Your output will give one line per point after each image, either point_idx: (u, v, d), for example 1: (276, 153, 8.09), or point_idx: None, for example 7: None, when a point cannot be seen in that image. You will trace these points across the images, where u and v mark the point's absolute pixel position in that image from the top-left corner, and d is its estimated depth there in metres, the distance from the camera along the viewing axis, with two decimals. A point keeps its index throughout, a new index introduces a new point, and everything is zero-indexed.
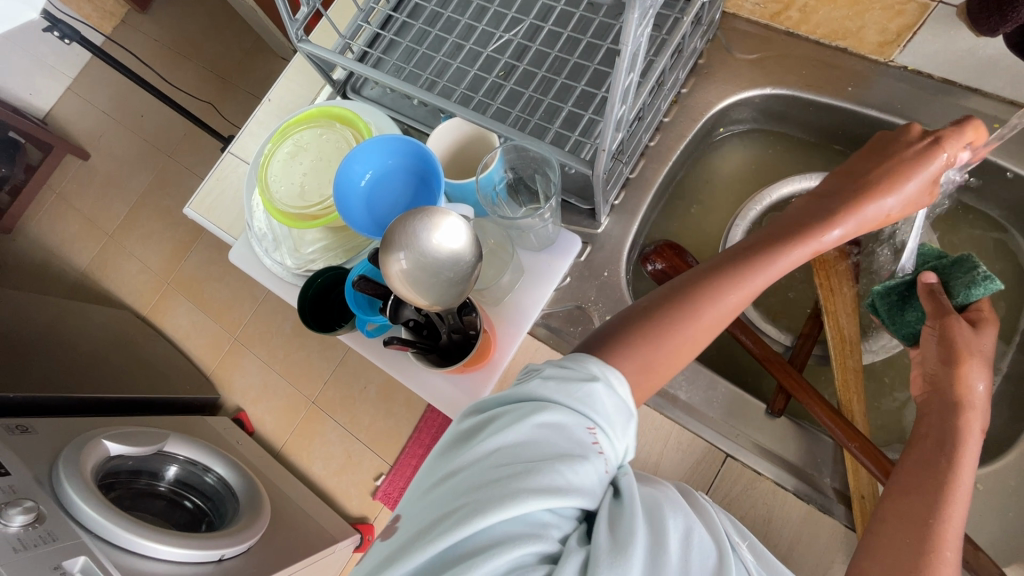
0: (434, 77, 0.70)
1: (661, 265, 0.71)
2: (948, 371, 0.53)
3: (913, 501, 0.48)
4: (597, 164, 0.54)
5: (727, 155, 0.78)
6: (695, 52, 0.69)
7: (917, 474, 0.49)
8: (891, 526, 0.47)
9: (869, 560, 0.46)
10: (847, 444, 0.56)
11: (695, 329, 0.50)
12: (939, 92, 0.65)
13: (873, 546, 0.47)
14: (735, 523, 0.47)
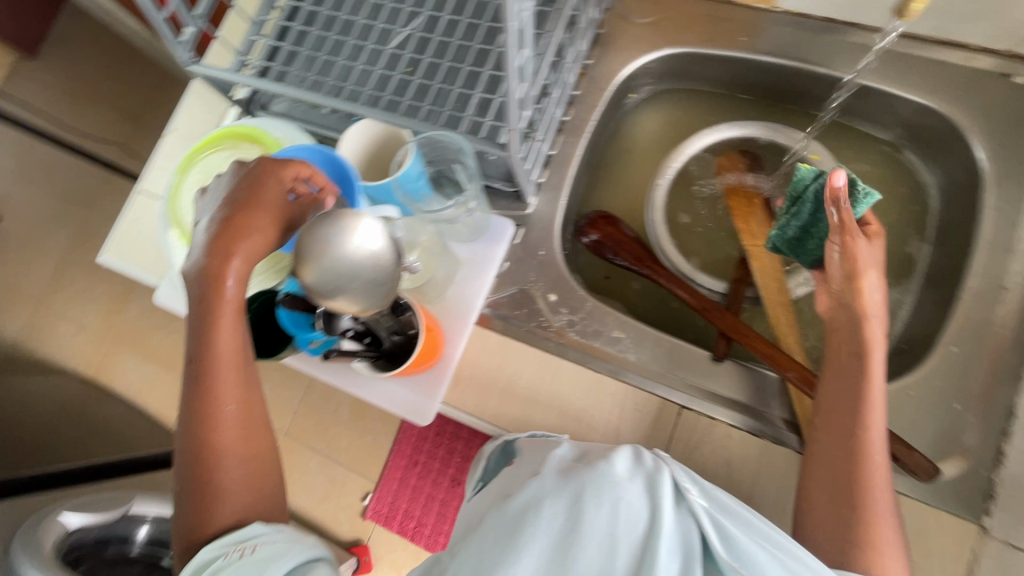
0: (337, 81, 0.68)
1: (596, 236, 0.71)
2: (852, 286, 0.56)
3: (838, 422, 0.53)
4: (509, 144, 0.55)
5: (643, 119, 0.79)
6: (592, 23, 0.70)
7: (837, 394, 0.54)
8: (820, 451, 0.53)
9: (813, 492, 0.52)
10: (785, 373, 0.60)
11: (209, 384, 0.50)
12: (825, 30, 0.68)
13: (810, 475, 0.53)
14: (680, 475, 0.43)
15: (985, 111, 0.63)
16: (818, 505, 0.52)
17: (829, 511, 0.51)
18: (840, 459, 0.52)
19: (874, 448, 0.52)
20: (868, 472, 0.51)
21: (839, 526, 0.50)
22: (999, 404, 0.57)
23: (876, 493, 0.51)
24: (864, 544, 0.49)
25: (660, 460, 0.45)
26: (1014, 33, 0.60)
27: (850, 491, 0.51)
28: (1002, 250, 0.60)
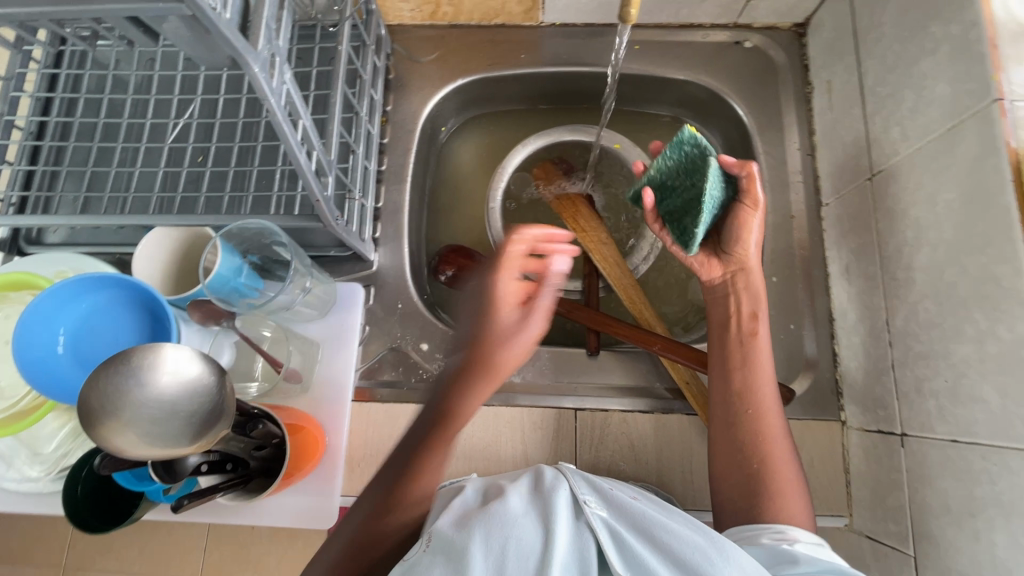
0: (115, 194, 0.60)
1: (452, 271, 0.70)
2: (742, 247, 0.59)
3: (728, 385, 0.57)
4: (320, 214, 0.52)
5: (461, 148, 0.81)
6: (380, 70, 0.70)
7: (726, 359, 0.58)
8: (719, 415, 0.56)
9: (721, 456, 0.56)
10: (651, 348, 0.62)
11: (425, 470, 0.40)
12: (588, 35, 0.74)
13: (716, 439, 0.56)
14: (578, 488, 0.46)
15: (732, 74, 0.73)
16: (725, 465, 0.55)
17: (736, 468, 0.54)
18: (734, 418, 0.55)
19: (764, 402, 0.55)
20: (763, 424, 0.55)
21: (744, 480, 0.53)
22: (821, 314, 0.65)
23: (773, 442, 0.54)
24: (767, 490, 0.52)
25: (561, 478, 0.48)
26: (731, 8, 0.70)
27: (747, 445, 0.54)
28: (781, 186, 0.69)
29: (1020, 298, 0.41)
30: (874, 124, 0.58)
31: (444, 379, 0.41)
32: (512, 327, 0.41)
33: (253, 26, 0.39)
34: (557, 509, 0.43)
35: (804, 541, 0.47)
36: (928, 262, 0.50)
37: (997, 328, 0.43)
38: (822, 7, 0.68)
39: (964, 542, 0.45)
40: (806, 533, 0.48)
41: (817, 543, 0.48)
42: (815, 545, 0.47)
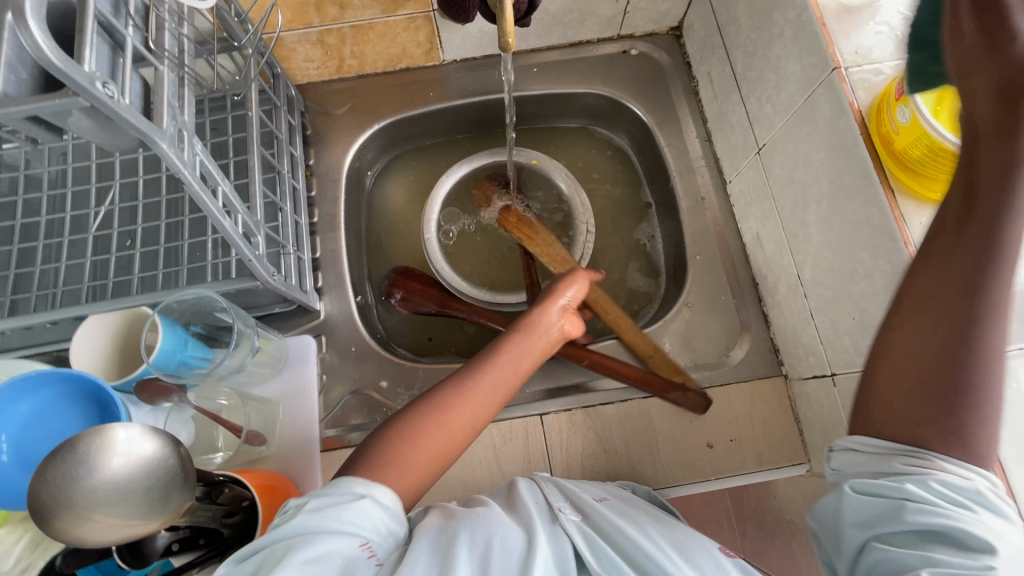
0: (44, 290, 0.60)
1: (401, 294, 0.74)
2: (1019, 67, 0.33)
3: (943, 310, 0.38)
4: (254, 272, 0.54)
5: (390, 188, 0.83)
6: (296, 128, 0.72)
7: (961, 261, 0.37)
8: (917, 340, 0.39)
9: (899, 391, 0.39)
10: (579, 361, 0.67)
11: (484, 391, 0.51)
12: (489, 65, 0.79)
13: (910, 375, 0.39)
14: (552, 497, 0.49)
15: (625, 81, 0.79)
16: (885, 396, 0.40)
17: (927, 403, 0.37)
18: (947, 341, 0.37)
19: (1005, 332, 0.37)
20: (996, 361, 0.37)
21: (922, 419, 0.37)
22: (745, 281, 0.70)
23: (997, 386, 0.37)
24: (964, 441, 0.36)
25: (536, 490, 0.50)
26: (612, 22, 0.77)
27: (969, 385, 0.36)
28: (688, 172, 0.75)
29: (889, 233, 0.46)
30: (751, 104, 0.64)
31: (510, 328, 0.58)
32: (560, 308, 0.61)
33: (155, 107, 0.41)
34: (529, 517, 0.45)
35: (950, 479, 0.36)
36: (817, 216, 0.55)
37: (878, 263, 0.48)
38: (689, 11, 0.76)
39: None
40: (966, 463, 0.36)
41: (980, 478, 0.36)
42: (960, 488, 0.36)
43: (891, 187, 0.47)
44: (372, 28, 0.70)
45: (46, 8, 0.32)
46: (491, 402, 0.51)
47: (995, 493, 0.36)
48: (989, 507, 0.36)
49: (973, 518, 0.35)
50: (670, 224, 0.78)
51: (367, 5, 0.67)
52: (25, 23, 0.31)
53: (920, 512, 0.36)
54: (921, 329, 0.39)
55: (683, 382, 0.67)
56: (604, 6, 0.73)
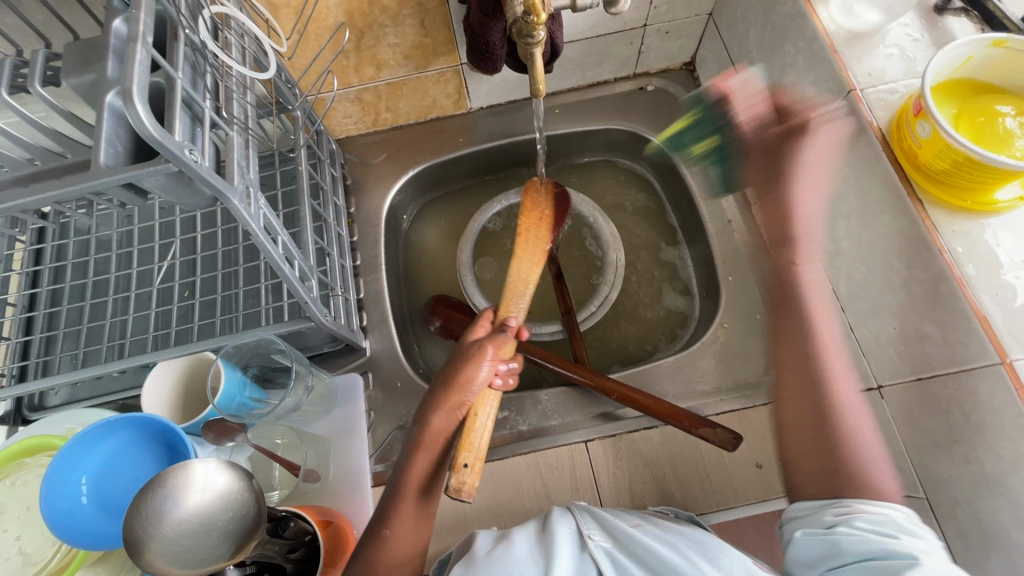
0: (115, 341, 0.64)
1: (440, 322, 0.77)
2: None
3: (801, 379, 0.50)
4: (310, 313, 0.57)
5: (424, 230, 0.88)
6: (338, 179, 0.78)
7: (790, 346, 0.52)
8: (796, 412, 0.50)
9: (802, 460, 0.49)
10: (609, 396, 0.65)
11: (406, 516, 0.48)
12: (513, 109, 0.84)
13: (794, 441, 0.50)
14: (584, 523, 0.50)
15: (643, 115, 0.83)
16: (798, 454, 0.49)
17: (805, 452, 0.49)
18: (806, 402, 0.50)
19: (836, 386, 0.50)
20: (840, 418, 0.49)
21: (828, 475, 0.47)
22: None
23: (860, 437, 0.48)
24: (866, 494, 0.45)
25: (567, 516, 0.52)
26: (628, 62, 0.81)
27: (844, 447, 0.47)
28: (712, 196, 0.77)
29: (923, 242, 0.48)
30: None
31: (405, 447, 0.51)
32: (443, 411, 0.50)
33: (228, 167, 0.45)
34: (559, 546, 0.47)
35: (865, 516, 0.42)
36: (847, 231, 0.56)
37: (915, 272, 0.49)
38: (701, 46, 0.80)
39: (958, 469, 0.48)
40: (875, 502, 0.44)
41: (890, 509, 0.43)
42: (876, 517, 0.42)
43: (919, 198, 0.48)
44: (405, 84, 0.76)
45: (147, 90, 0.37)
46: (417, 525, 0.48)
47: (910, 521, 0.42)
48: (909, 530, 0.41)
49: (894, 536, 0.40)
50: (699, 249, 0.79)
51: (401, 64, 0.72)
52: (132, 102, 0.36)
53: (847, 535, 0.42)
54: (790, 404, 0.51)
55: (725, 403, 0.67)
56: (619, 47, 0.77)
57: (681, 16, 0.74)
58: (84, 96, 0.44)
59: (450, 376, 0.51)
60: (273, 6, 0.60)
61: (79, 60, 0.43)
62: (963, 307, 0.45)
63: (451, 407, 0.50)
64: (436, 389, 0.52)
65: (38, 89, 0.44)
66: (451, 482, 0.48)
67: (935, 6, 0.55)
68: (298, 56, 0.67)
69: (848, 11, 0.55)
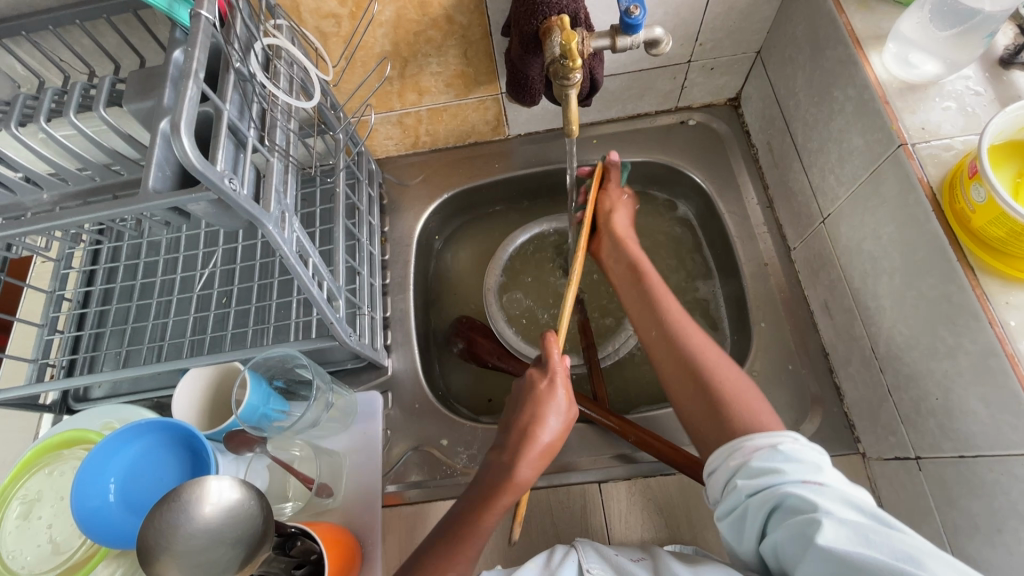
0: (155, 344, 0.68)
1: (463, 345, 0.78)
2: None
3: (660, 338, 0.58)
4: (335, 333, 0.58)
5: (454, 251, 0.89)
6: (374, 199, 0.80)
7: (642, 305, 0.61)
8: (670, 356, 0.55)
9: (678, 393, 0.54)
10: (627, 440, 0.63)
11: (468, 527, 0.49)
12: (550, 137, 0.85)
13: (675, 385, 0.54)
14: (586, 558, 0.53)
15: (682, 149, 0.81)
16: (684, 392, 0.53)
17: (689, 392, 0.53)
18: (662, 347, 0.57)
19: (672, 316, 0.58)
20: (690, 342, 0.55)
21: (706, 404, 0.51)
22: (814, 349, 0.68)
23: (721, 363, 0.53)
24: (738, 414, 0.49)
25: (570, 551, 0.54)
26: (671, 96, 0.80)
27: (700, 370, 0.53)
28: (750, 238, 0.75)
29: (971, 311, 0.45)
30: (814, 174, 0.65)
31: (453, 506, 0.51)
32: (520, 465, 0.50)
33: (265, 194, 0.47)
34: None
35: (759, 461, 0.44)
36: (890, 289, 0.53)
37: (962, 341, 0.46)
38: (747, 84, 0.78)
39: (999, 558, 0.44)
40: (765, 433, 0.46)
41: (779, 441, 0.45)
42: (768, 455, 0.44)
43: (970, 264, 0.45)
44: (445, 110, 0.77)
45: (194, 123, 0.39)
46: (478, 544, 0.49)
47: (798, 449, 0.44)
48: (800, 461, 0.43)
49: (785, 473, 0.42)
50: (732, 289, 0.77)
51: (443, 91, 0.74)
52: (179, 135, 0.38)
53: (745, 478, 0.44)
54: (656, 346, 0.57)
55: None
56: (662, 82, 0.76)
57: (728, 53, 0.73)
58: (141, 120, 0.47)
59: (529, 428, 0.52)
60: (324, 35, 0.63)
61: (141, 88, 0.46)
62: (1013, 386, 0.42)
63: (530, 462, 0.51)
64: (512, 441, 0.52)
65: (102, 112, 0.48)
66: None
67: (1000, 58, 0.52)
68: (344, 81, 0.69)
69: (904, 61, 0.52)
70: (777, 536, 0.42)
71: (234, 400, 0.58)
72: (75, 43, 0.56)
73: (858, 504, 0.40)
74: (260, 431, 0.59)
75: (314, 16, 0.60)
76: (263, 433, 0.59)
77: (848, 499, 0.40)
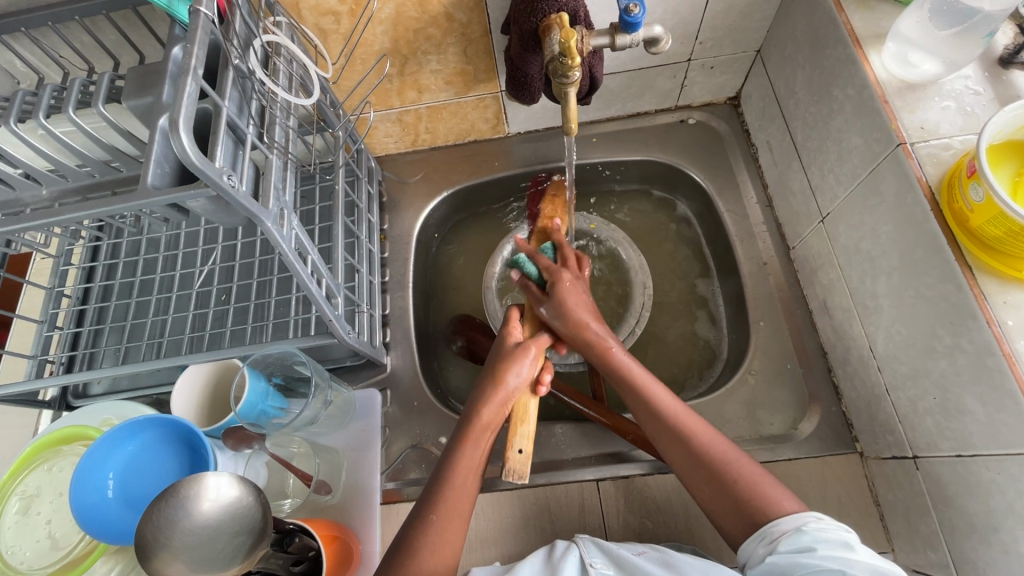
0: (154, 341, 0.68)
1: (463, 343, 0.78)
2: None
3: (661, 429, 0.54)
4: (334, 330, 0.58)
5: (454, 250, 0.89)
6: (374, 196, 0.80)
7: (633, 395, 0.57)
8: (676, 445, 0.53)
9: (695, 484, 0.51)
10: (625, 438, 0.63)
11: (451, 528, 0.48)
12: (550, 136, 0.85)
13: (689, 475, 0.52)
14: (587, 554, 0.52)
15: (682, 148, 0.81)
16: (702, 485, 0.51)
17: (707, 485, 0.50)
18: (665, 437, 0.54)
19: (665, 403, 0.55)
20: (694, 428, 0.53)
21: (725, 496, 0.49)
22: (812, 348, 0.68)
23: (729, 450, 0.51)
24: (755, 504, 0.47)
25: (571, 547, 0.54)
26: (670, 95, 0.80)
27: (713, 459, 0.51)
28: (748, 237, 0.75)
29: (969, 311, 0.45)
30: (813, 173, 0.65)
31: (422, 499, 0.50)
32: (495, 405, 0.54)
33: (263, 190, 0.47)
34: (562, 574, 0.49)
35: (788, 537, 0.44)
36: (888, 288, 0.54)
37: (960, 341, 0.46)
38: (747, 82, 0.78)
39: (997, 557, 0.45)
40: (789, 516, 0.45)
41: (804, 522, 0.45)
42: (796, 537, 0.43)
43: (968, 264, 0.45)
44: (445, 108, 0.77)
45: (192, 119, 0.39)
46: (460, 524, 0.49)
47: (823, 526, 0.43)
48: (830, 541, 0.42)
49: (817, 553, 0.42)
50: (731, 288, 0.77)
51: (442, 88, 0.73)
52: (177, 131, 0.37)
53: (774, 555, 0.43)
54: (660, 433, 0.55)
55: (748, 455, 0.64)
56: (662, 80, 0.76)
57: (728, 52, 0.73)
58: (140, 117, 0.47)
59: (493, 371, 0.57)
60: (323, 32, 0.62)
61: (139, 85, 0.46)
62: (1010, 385, 0.42)
63: (499, 401, 0.55)
64: (481, 385, 0.56)
65: (100, 108, 0.48)
66: (509, 463, 0.54)
67: (1000, 58, 0.52)
68: (344, 78, 0.69)
69: (903, 61, 0.52)
70: None
71: (233, 396, 0.58)
72: (74, 40, 0.56)
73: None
74: (259, 427, 0.59)
75: (313, 13, 0.60)
76: (260, 430, 0.60)
77: (878, 572, 0.40)
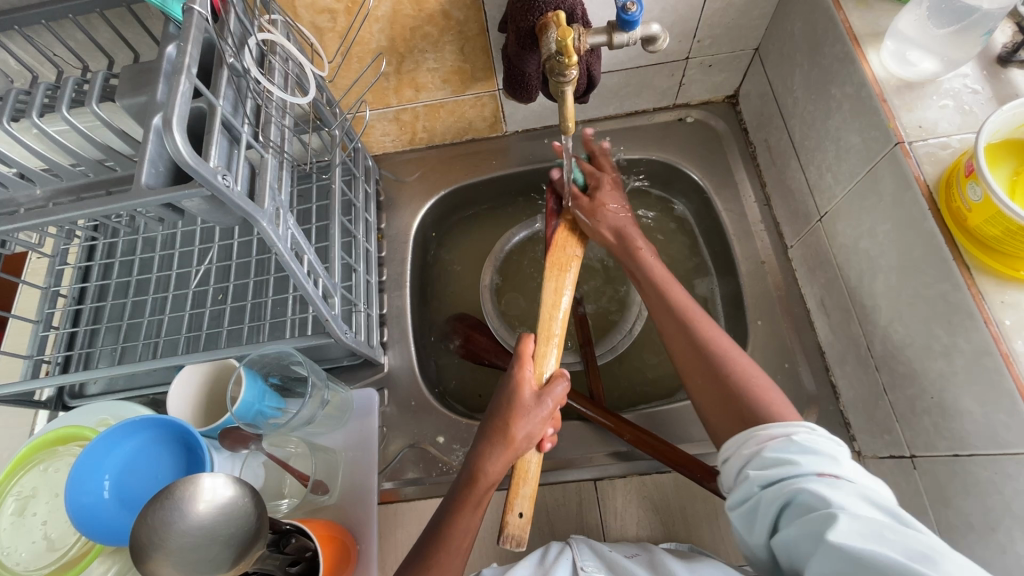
0: (150, 341, 0.68)
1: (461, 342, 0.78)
2: None
3: (679, 338, 0.55)
4: (330, 330, 0.58)
5: (451, 249, 0.88)
6: (371, 195, 0.79)
7: (658, 303, 0.59)
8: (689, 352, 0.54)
9: (699, 389, 0.52)
10: (622, 439, 0.63)
11: (468, 517, 0.49)
12: (548, 134, 0.85)
13: (695, 382, 0.53)
14: (581, 556, 0.53)
15: (680, 147, 0.81)
16: (704, 391, 0.52)
17: (712, 389, 0.51)
18: (680, 345, 0.55)
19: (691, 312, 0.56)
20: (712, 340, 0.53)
21: (726, 401, 0.50)
22: (810, 347, 0.68)
23: (743, 363, 0.52)
24: (759, 406, 0.48)
25: (565, 549, 0.54)
26: (668, 93, 0.79)
27: (723, 371, 0.51)
28: (747, 236, 0.75)
29: (966, 310, 0.45)
30: (811, 172, 0.64)
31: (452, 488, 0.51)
32: (500, 461, 0.49)
33: (258, 190, 0.46)
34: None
35: (774, 446, 0.44)
36: (886, 287, 0.53)
37: (958, 341, 0.46)
38: (745, 81, 0.78)
39: (993, 557, 0.45)
40: (780, 423, 0.46)
41: (795, 431, 0.45)
42: (785, 445, 0.44)
43: (966, 263, 0.45)
44: (442, 106, 0.77)
45: (186, 119, 0.39)
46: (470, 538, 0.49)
47: (816, 440, 0.43)
48: (815, 453, 0.42)
49: (799, 465, 0.42)
50: (729, 287, 0.77)
51: (439, 87, 0.73)
52: (170, 131, 0.37)
53: (757, 468, 0.44)
54: (680, 340, 0.55)
55: None
56: (660, 79, 0.76)
57: (726, 50, 0.72)
58: (134, 115, 0.47)
59: (502, 426, 0.50)
60: (319, 30, 0.62)
61: (133, 83, 0.46)
62: (1008, 386, 0.42)
63: (506, 459, 0.50)
64: (487, 435, 0.51)
65: (94, 107, 0.47)
66: (506, 527, 0.50)
67: (998, 56, 0.52)
68: (341, 77, 0.69)
69: (902, 59, 0.52)
70: (791, 530, 0.40)
71: (228, 397, 0.58)
72: (68, 38, 0.56)
73: (877, 501, 0.39)
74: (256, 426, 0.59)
75: (309, 11, 0.59)
76: (258, 430, 0.59)
77: (866, 495, 0.39)
